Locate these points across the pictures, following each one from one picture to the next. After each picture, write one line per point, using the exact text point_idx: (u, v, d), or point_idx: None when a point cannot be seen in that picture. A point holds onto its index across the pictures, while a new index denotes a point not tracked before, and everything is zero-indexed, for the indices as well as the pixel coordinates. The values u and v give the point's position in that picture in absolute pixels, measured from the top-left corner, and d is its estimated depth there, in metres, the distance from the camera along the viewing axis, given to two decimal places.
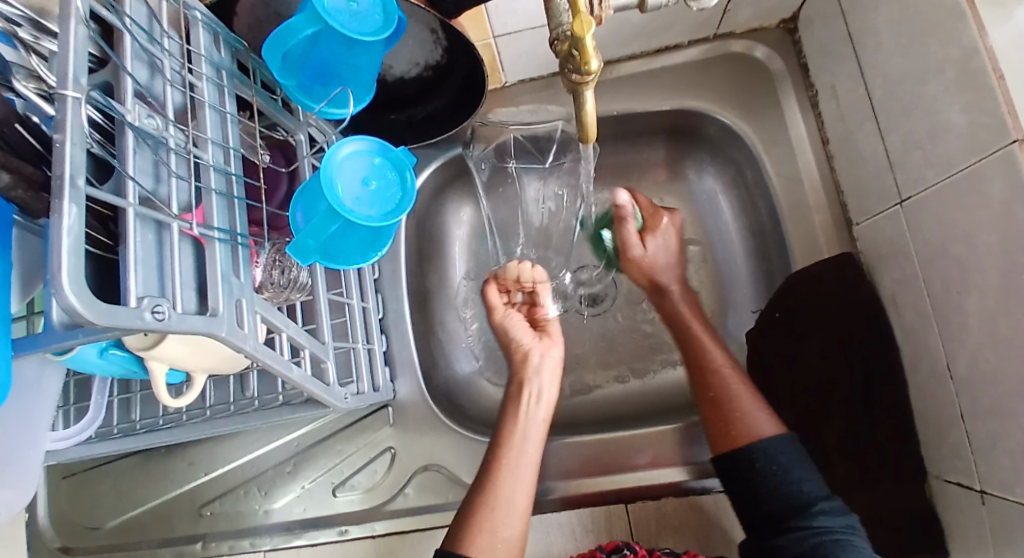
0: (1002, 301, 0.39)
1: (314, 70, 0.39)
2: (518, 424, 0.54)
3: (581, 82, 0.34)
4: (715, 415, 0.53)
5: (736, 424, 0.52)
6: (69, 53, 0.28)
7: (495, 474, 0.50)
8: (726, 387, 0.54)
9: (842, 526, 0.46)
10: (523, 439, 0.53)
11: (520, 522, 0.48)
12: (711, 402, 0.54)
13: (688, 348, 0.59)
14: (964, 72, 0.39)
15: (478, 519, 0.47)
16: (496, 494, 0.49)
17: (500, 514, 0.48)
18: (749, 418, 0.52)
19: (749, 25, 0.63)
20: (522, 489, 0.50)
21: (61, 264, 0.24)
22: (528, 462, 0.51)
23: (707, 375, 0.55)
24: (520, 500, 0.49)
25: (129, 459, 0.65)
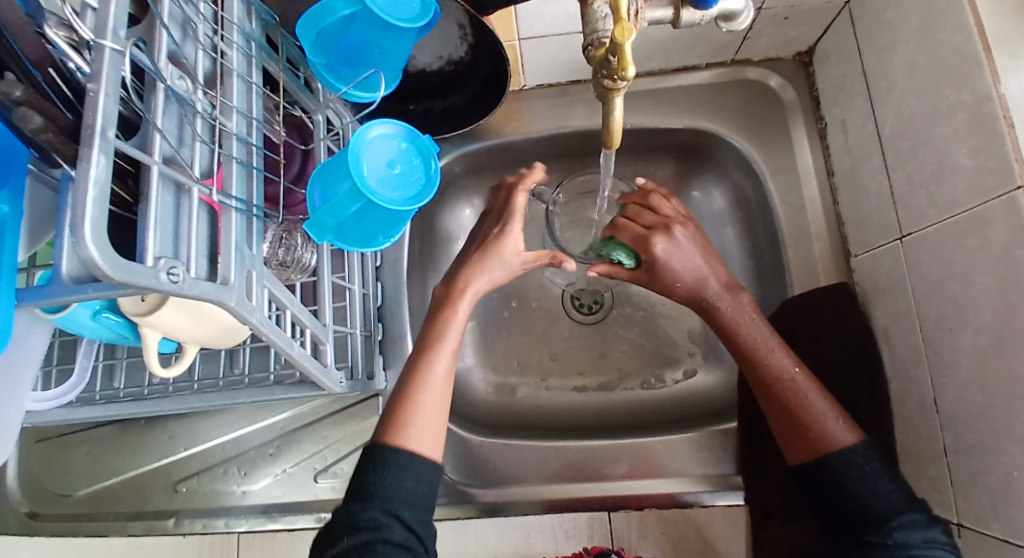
0: (994, 341, 0.41)
1: (344, 51, 0.39)
2: (446, 321, 0.49)
3: (613, 88, 0.35)
4: (786, 428, 0.48)
5: (817, 434, 0.46)
6: (111, 6, 0.27)
7: (416, 368, 0.46)
8: (796, 398, 0.48)
9: (922, 543, 0.41)
10: (452, 335, 0.48)
11: (444, 411, 0.46)
12: (780, 412, 0.48)
13: (742, 355, 0.51)
14: (975, 116, 0.41)
15: (403, 412, 0.44)
16: (416, 386, 0.45)
17: (426, 406, 0.44)
18: (824, 429, 0.46)
19: (765, 54, 0.65)
20: (444, 381, 0.46)
21: (85, 214, 0.24)
22: (446, 356, 0.47)
23: (775, 386, 0.48)
24: (440, 388, 0.46)
25: (107, 428, 0.63)
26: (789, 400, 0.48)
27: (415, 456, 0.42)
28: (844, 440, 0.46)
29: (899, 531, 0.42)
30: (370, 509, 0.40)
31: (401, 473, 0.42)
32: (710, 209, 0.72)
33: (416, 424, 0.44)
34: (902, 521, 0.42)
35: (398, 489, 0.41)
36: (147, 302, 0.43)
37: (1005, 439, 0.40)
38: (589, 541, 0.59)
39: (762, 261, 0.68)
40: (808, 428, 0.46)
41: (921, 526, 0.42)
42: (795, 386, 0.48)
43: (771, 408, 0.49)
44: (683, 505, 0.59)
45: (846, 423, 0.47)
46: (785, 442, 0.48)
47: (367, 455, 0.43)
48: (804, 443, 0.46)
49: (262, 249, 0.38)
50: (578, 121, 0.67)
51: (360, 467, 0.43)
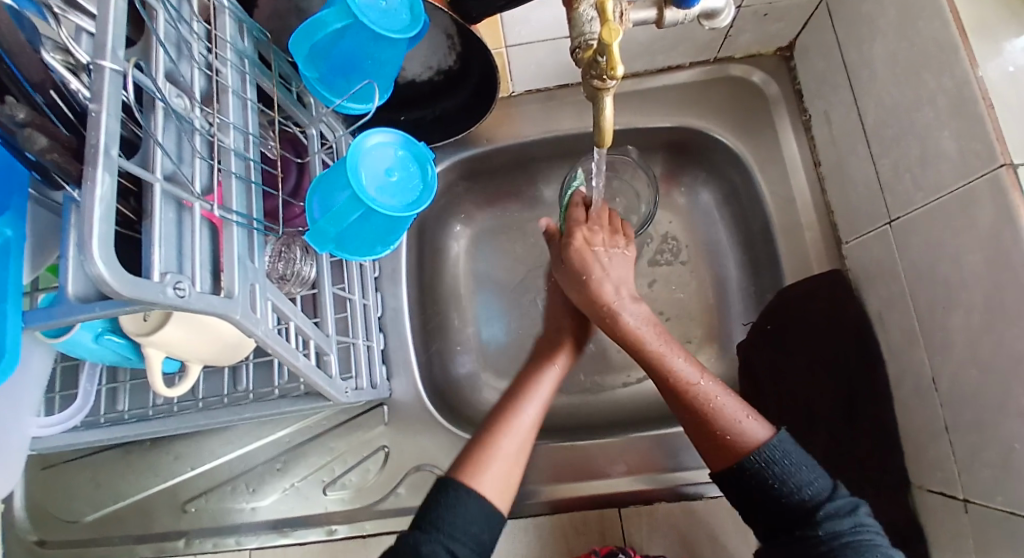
0: (987, 318, 0.42)
1: (336, 63, 0.40)
2: (544, 372, 0.54)
3: (602, 88, 0.35)
4: (703, 435, 0.46)
5: (735, 438, 0.45)
6: (109, 28, 0.28)
7: (508, 415, 0.49)
8: (708, 404, 0.46)
9: (851, 527, 0.41)
10: (544, 389, 0.52)
11: (521, 461, 0.48)
12: (695, 421, 0.47)
13: (651, 370, 0.51)
14: (956, 100, 0.42)
15: (480, 454, 0.46)
16: (503, 430, 0.48)
17: (506, 447, 0.47)
18: (735, 431, 0.45)
19: (748, 51, 0.66)
20: (528, 431, 0.49)
21: (92, 232, 0.24)
22: (536, 406, 0.51)
23: (684, 393, 0.48)
24: (526, 437, 0.48)
25: (111, 451, 0.63)
26: (699, 407, 0.47)
27: (481, 498, 0.43)
28: (759, 437, 0.44)
29: (828, 520, 0.41)
30: (433, 544, 0.39)
31: (466, 513, 0.42)
32: (701, 205, 0.73)
33: (491, 468, 0.45)
34: (828, 510, 0.41)
35: (462, 531, 0.41)
36: (150, 321, 0.44)
37: (1003, 414, 0.41)
38: (600, 541, 0.60)
39: (755, 254, 0.69)
40: (717, 432, 0.45)
41: (844, 511, 0.42)
42: (702, 390, 0.47)
43: (688, 421, 0.48)
44: (685, 497, 0.59)
45: (756, 420, 0.45)
46: (704, 452, 0.46)
47: (437, 489, 0.44)
48: (727, 451, 0.45)
49: (263, 262, 0.39)
50: (569, 124, 0.68)
51: (429, 500, 0.43)
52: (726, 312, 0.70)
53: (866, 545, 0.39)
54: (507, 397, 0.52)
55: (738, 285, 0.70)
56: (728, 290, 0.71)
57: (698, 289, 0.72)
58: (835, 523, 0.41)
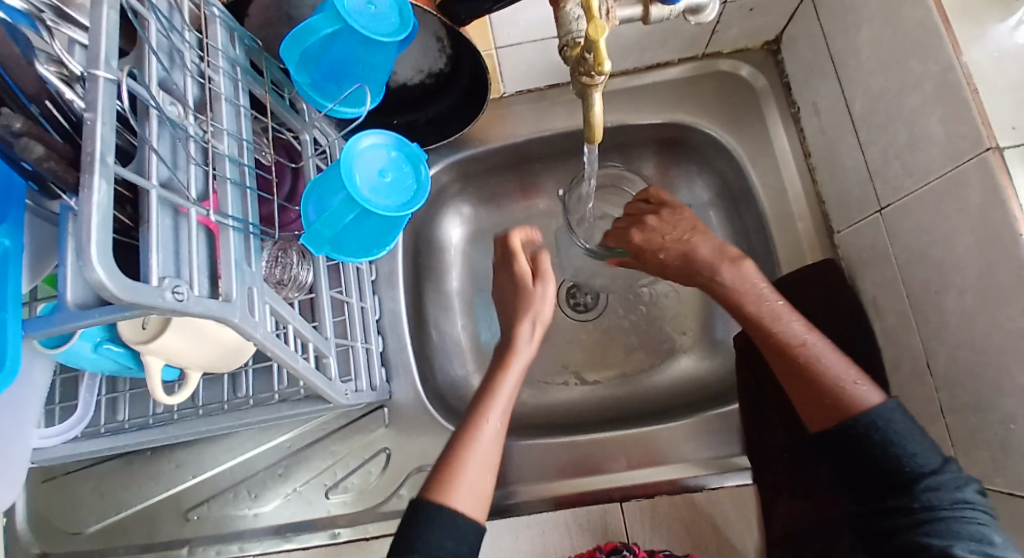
0: (980, 300, 0.42)
1: (327, 68, 0.40)
2: (504, 372, 0.52)
3: (591, 84, 0.36)
4: (805, 395, 0.47)
5: (837, 400, 0.45)
6: (102, 39, 0.28)
7: (474, 424, 0.48)
8: (810, 366, 0.46)
9: (954, 503, 0.40)
10: (505, 391, 0.51)
11: (491, 473, 0.47)
12: (799, 381, 0.47)
13: (752, 326, 0.50)
14: (943, 86, 0.43)
15: (452, 465, 0.46)
16: (470, 441, 0.47)
17: (474, 460, 0.46)
18: (845, 390, 0.45)
19: (735, 45, 0.67)
20: (493, 439, 0.48)
21: (91, 238, 0.25)
22: (502, 415, 0.50)
23: (789, 351, 0.47)
24: (493, 446, 0.48)
25: (113, 461, 0.63)
26: (802, 367, 0.47)
27: (453, 514, 0.43)
28: (867, 401, 0.44)
29: (927, 493, 0.41)
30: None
31: (443, 532, 0.41)
32: (695, 198, 0.74)
33: (463, 482, 0.44)
34: (931, 484, 0.42)
35: (438, 548, 0.41)
36: (148, 329, 0.44)
37: (999, 393, 0.42)
38: (604, 537, 0.59)
39: (750, 246, 0.69)
40: (828, 391, 0.45)
41: (951, 487, 0.41)
42: (810, 350, 0.47)
43: (789, 378, 0.48)
44: (687, 490, 0.60)
45: (868, 387, 0.45)
46: (802, 409, 0.47)
47: (413, 508, 0.43)
48: (828, 410, 0.45)
49: (260, 266, 0.39)
50: (561, 121, 0.69)
51: (406, 520, 0.43)
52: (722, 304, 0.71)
53: (963, 521, 0.40)
54: (474, 406, 0.50)
55: None
56: None
57: None
58: (931, 496, 0.41)
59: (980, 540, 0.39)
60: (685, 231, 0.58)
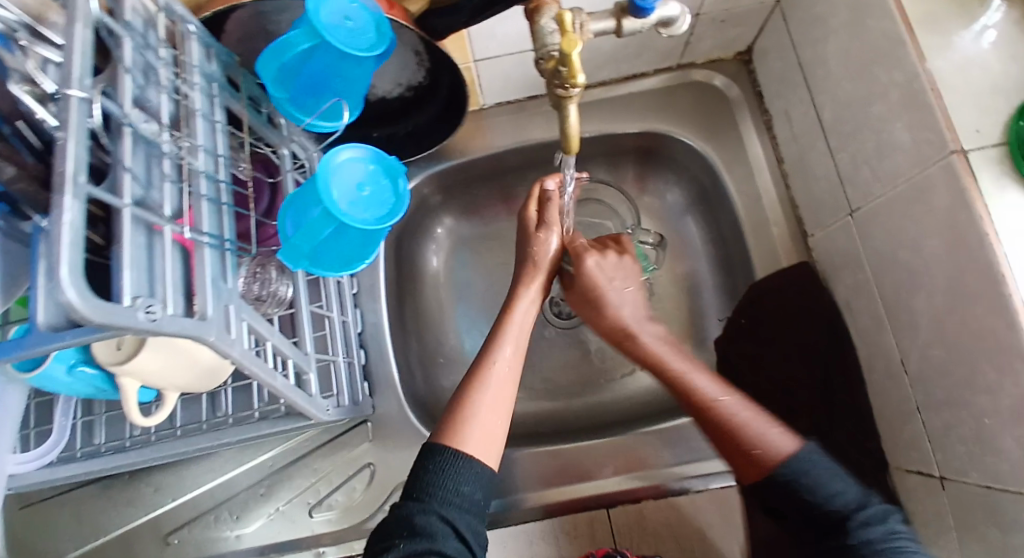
0: (949, 298, 0.43)
1: (307, 81, 0.40)
2: (510, 316, 0.52)
3: (565, 96, 0.36)
4: (731, 452, 0.47)
5: (762, 454, 0.45)
6: (75, 57, 0.28)
7: (484, 366, 0.48)
8: (730, 422, 0.47)
9: (885, 534, 0.42)
10: (514, 332, 0.51)
11: (506, 416, 0.46)
12: (721, 441, 0.47)
13: (671, 388, 0.51)
14: (907, 94, 0.44)
15: (463, 410, 0.45)
16: (480, 384, 0.46)
17: (486, 401, 0.45)
18: (766, 443, 0.45)
19: (709, 56, 0.69)
20: (506, 380, 0.47)
21: (62, 258, 0.24)
22: (512, 354, 0.49)
23: (705, 410, 0.48)
24: (506, 388, 0.47)
25: (89, 487, 0.61)
26: (723, 424, 0.47)
27: (470, 459, 0.42)
28: (783, 450, 0.45)
29: (860, 529, 0.42)
30: (426, 513, 0.39)
31: (459, 478, 0.41)
32: (673, 206, 0.75)
33: (476, 431, 0.44)
34: (861, 519, 0.43)
35: (456, 493, 0.41)
36: (123, 350, 0.43)
37: (971, 389, 0.43)
38: (592, 544, 0.59)
39: (727, 251, 0.70)
40: (749, 449, 0.45)
41: (877, 520, 0.43)
42: (724, 407, 0.47)
43: (712, 435, 0.48)
44: (672, 494, 0.60)
45: (781, 432, 0.46)
46: (733, 466, 0.47)
47: (425, 457, 0.43)
48: (754, 465, 0.45)
49: (236, 281, 0.39)
50: (540, 133, 0.69)
51: (418, 468, 0.42)
52: (703, 309, 0.72)
53: (900, 550, 0.41)
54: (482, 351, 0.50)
55: (712, 282, 0.72)
56: (703, 287, 0.72)
57: (674, 288, 0.73)
58: (866, 531, 0.42)
59: None
60: (614, 275, 0.56)
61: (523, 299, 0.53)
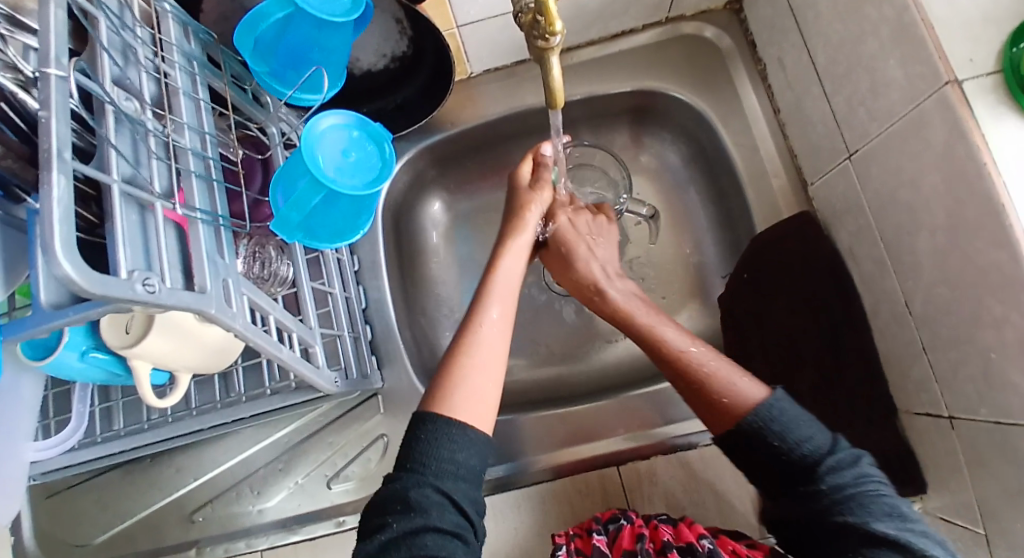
0: (949, 234, 0.43)
1: (286, 53, 0.40)
2: (491, 284, 0.52)
3: (547, 48, 0.36)
4: (700, 402, 0.47)
5: (730, 401, 0.45)
6: (51, 36, 0.28)
7: (469, 333, 0.48)
8: (698, 372, 0.48)
9: (854, 480, 0.42)
10: (499, 302, 0.50)
11: (496, 384, 0.46)
12: (691, 390, 0.48)
13: (642, 342, 0.53)
14: (899, 27, 0.43)
15: (452, 378, 0.44)
16: (466, 351, 0.47)
17: (474, 368, 0.45)
18: (737, 389, 0.45)
19: (698, 7, 0.67)
20: (494, 347, 0.47)
21: (54, 233, 0.25)
22: (498, 322, 0.49)
23: (676, 360, 0.49)
24: (494, 355, 0.47)
25: (113, 472, 0.63)
26: (693, 372, 0.48)
27: (463, 427, 0.41)
28: (752, 398, 0.45)
29: (830, 474, 0.42)
30: (421, 487, 0.39)
31: (454, 445, 0.40)
32: (669, 165, 0.74)
33: (465, 395, 0.43)
34: (830, 465, 0.42)
35: (450, 462, 0.40)
36: (131, 334, 0.44)
37: (976, 325, 0.42)
38: (605, 503, 0.60)
39: (728, 207, 0.70)
40: (717, 393, 0.46)
41: (846, 464, 0.42)
42: (692, 357, 0.49)
43: (681, 386, 0.49)
44: (679, 448, 0.61)
45: (750, 381, 0.46)
46: (703, 417, 0.47)
47: (415, 425, 0.42)
48: (721, 413, 0.45)
49: (234, 258, 0.39)
50: (531, 99, 0.69)
51: (409, 438, 0.42)
52: (705, 268, 0.71)
53: (871, 494, 0.41)
54: (466, 320, 0.49)
55: (714, 239, 0.71)
56: (704, 246, 0.72)
57: (675, 248, 0.73)
58: (837, 476, 0.42)
59: (892, 513, 0.40)
60: (592, 235, 0.61)
61: (509, 254, 0.54)
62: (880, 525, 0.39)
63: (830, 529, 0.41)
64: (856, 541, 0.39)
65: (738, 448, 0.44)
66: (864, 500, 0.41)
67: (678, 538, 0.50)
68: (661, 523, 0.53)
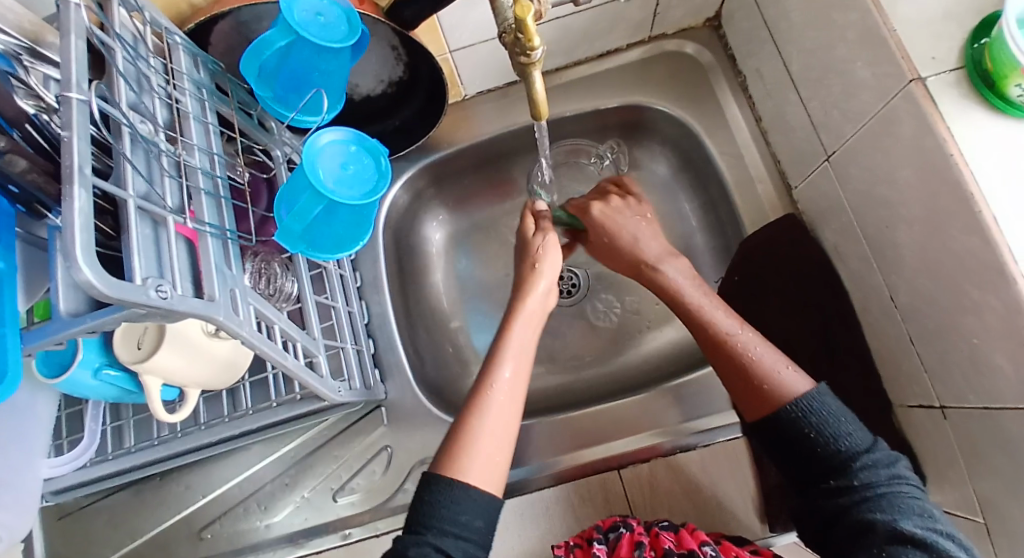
0: (926, 226, 0.44)
1: (287, 79, 0.43)
2: (508, 340, 0.52)
3: (529, 63, 0.39)
4: (743, 384, 0.48)
5: (773, 388, 0.47)
6: (73, 63, 0.31)
7: (482, 393, 0.48)
8: (745, 356, 0.49)
9: (888, 479, 0.43)
10: (513, 358, 0.51)
11: (507, 444, 0.47)
12: (735, 373, 0.49)
13: (689, 321, 0.53)
14: (863, 32, 0.46)
15: (463, 440, 0.46)
16: (478, 412, 0.47)
17: (486, 432, 0.46)
18: (780, 378, 0.47)
19: (679, 25, 0.70)
20: (507, 409, 0.48)
21: (76, 241, 0.27)
22: (513, 382, 0.49)
23: (722, 342, 0.50)
24: (507, 418, 0.48)
25: (122, 492, 0.64)
26: (738, 356, 0.49)
27: (468, 490, 0.43)
28: (796, 390, 0.46)
29: (863, 471, 0.43)
30: (420, 546, 0.40)
31: (457, 507, 0.42)
32: (659, 176, 0.77)
33: (476, 461, 0.45)
34: (865, 462, 0.43)
35: (452, 523, 0.42)
36: (144, 349, 0.46)
37: (959, 313, 0.43)
38: (608, 509, 0.60)
39: (717, 214, 0.72)
40: (764, 379, 0.47)
41: (884, 463, 0.43)
42: (740, 341, 0.50)
43: (724, 368, 0.50)
44: (681, 451, 0.61)
45: (795, 372, 0.48)
46: (742, 402, 0.49)
47: (425, 483, 0.44)
48: (763, 401, 0.47)
49: (241, 270, 0.41)
50: (522, 117, 0.72)
51: (418, 498, 0.43)
52: (698, 273, 0.73)
53: (902, 495, 0.42)
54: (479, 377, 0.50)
55: (706, 246, 0.73)
56: (696, 252, 0.74)
57: None
58: (869, 474, 0.43)
59: (923, 514, 0.41)
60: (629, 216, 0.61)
61: (523, 315, 0.54)
62: (908, 523, 0.40)
63: (853, 526, 0.42)
64: (883, 539, 0.40)
65: (779, 437, 0.46)
66: (892, 498, 0.42)
67: (680, 545, 0.50)
68: (662, 529, 0.53)
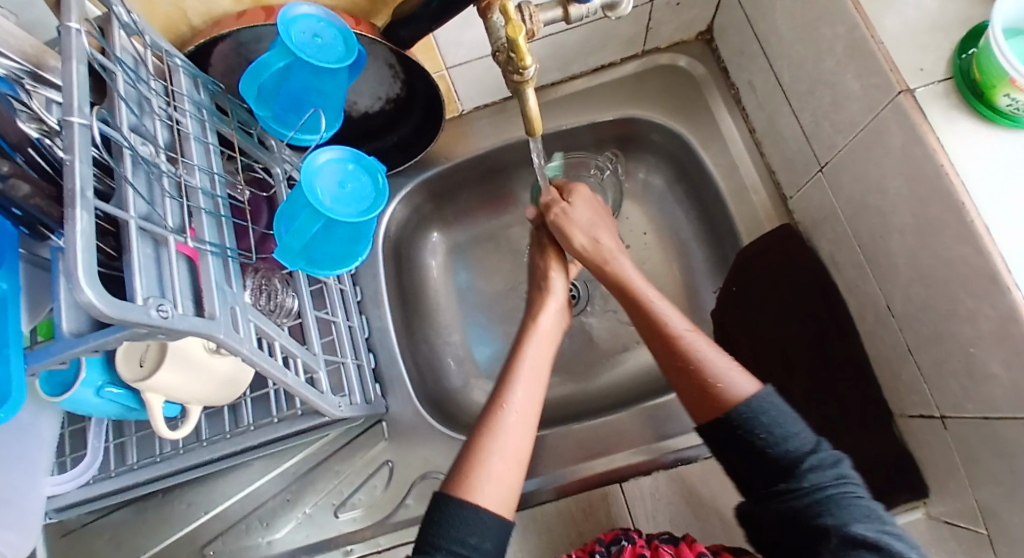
0: (918, 234, 0.45)
1: (287, 99, 0.44)
2: (521, 361, 0.52)
3: (522, 81, 0.39)
4: (690, 385, 0.48)
5: (720, 391, 0.46)
6: (75, 88, 0.32)
7: (495, 412, 0.48)
8: (691, 356, 0.48)
9: (833, 480, 0.43)
10: (525, 379, 0.51)
11: (518, 466, 0.47)
12: (683, 373, 0.48)
13: (640, 315, 0.53)
14: (851, 44, 0.46)
15: (473, 460, 0.46)
16: (491, 432, 0.47)
17: (498, 452, 0.46)
18: (726, 380, 0.46)
19: (672, 39, 0.71)
20: (521, 431, 0.48)
21: (77, 262, 0.27)
22: (526, 404, 0.49)
23: (672, 339, 0.50)
24: (521, 441, 0.48)
25: (125, 510, 0.64)
26: (686, 355, 0.49)
27: (478, 510, 0.43)
28: (743, 391, 0.46)
29: (810, 473, 0.43)
30: None
31: (462, 524, 0.42)
32: (656, 188, 0.77)
33: (486, 482, 0.45)
34: (812, 464, 0.44)
35: (462, 543, 0.42)
36: (144, 368, 0.46)
37: (953, 321, 0.43)
38: (610, 522, 0.60)
39: (714, 224, 0.72)
40: (708, 380, 0.47)
41: (827, 464, 0.44)
42: (687, 340, 0.49)
43: (672, 366, 0.50)
44: (682, 462, 0.61)
45: (742, 372, 0.47)
46: (689, 403, 0.48)
47: (436, 504, 0.44)
48: (709, 403, 0.47)
49: (242, 288, 0.41)
50: (519, 131, 0.72)
51: (426, 518, 0.44)
52: (696, 284, 0.73)
53: (848, 496, 0.42)
54: (492, 397, 0.50)
55: (703, 256, 0.74)
56: (694, 263, 0.74)
57: (667, 267, 0.75)
58: (816, 475, 0.43)
59: (868, 514, 0.42)
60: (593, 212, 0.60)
61: (532, 337, 0.54)
62: (859, 526, 0.40)
63: (806, 529, 0.42)
64: (836, 542, 0.40)
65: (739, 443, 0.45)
66: (839, 500, 0.42)
67: None
68: (663, 541, 0.52)
